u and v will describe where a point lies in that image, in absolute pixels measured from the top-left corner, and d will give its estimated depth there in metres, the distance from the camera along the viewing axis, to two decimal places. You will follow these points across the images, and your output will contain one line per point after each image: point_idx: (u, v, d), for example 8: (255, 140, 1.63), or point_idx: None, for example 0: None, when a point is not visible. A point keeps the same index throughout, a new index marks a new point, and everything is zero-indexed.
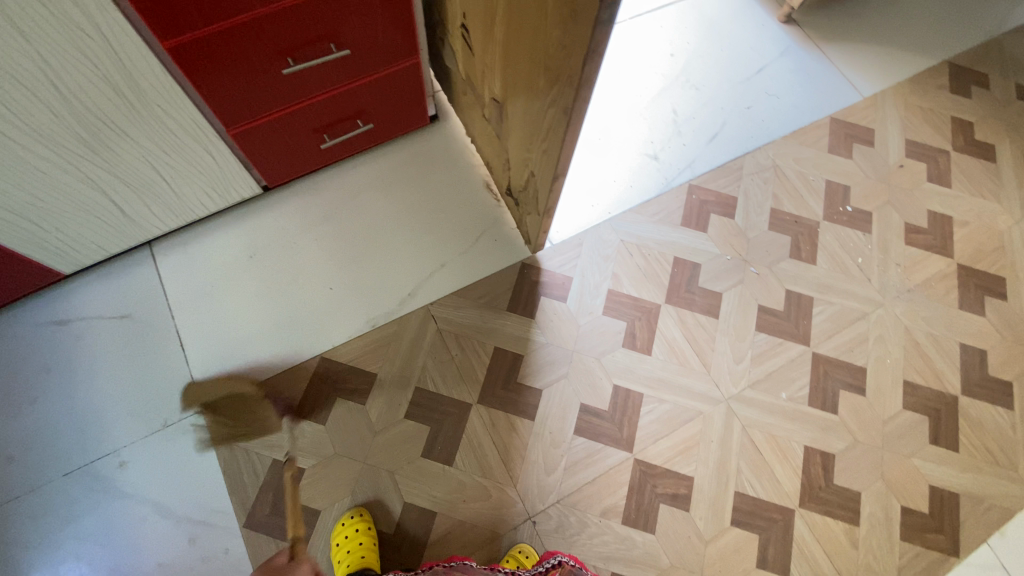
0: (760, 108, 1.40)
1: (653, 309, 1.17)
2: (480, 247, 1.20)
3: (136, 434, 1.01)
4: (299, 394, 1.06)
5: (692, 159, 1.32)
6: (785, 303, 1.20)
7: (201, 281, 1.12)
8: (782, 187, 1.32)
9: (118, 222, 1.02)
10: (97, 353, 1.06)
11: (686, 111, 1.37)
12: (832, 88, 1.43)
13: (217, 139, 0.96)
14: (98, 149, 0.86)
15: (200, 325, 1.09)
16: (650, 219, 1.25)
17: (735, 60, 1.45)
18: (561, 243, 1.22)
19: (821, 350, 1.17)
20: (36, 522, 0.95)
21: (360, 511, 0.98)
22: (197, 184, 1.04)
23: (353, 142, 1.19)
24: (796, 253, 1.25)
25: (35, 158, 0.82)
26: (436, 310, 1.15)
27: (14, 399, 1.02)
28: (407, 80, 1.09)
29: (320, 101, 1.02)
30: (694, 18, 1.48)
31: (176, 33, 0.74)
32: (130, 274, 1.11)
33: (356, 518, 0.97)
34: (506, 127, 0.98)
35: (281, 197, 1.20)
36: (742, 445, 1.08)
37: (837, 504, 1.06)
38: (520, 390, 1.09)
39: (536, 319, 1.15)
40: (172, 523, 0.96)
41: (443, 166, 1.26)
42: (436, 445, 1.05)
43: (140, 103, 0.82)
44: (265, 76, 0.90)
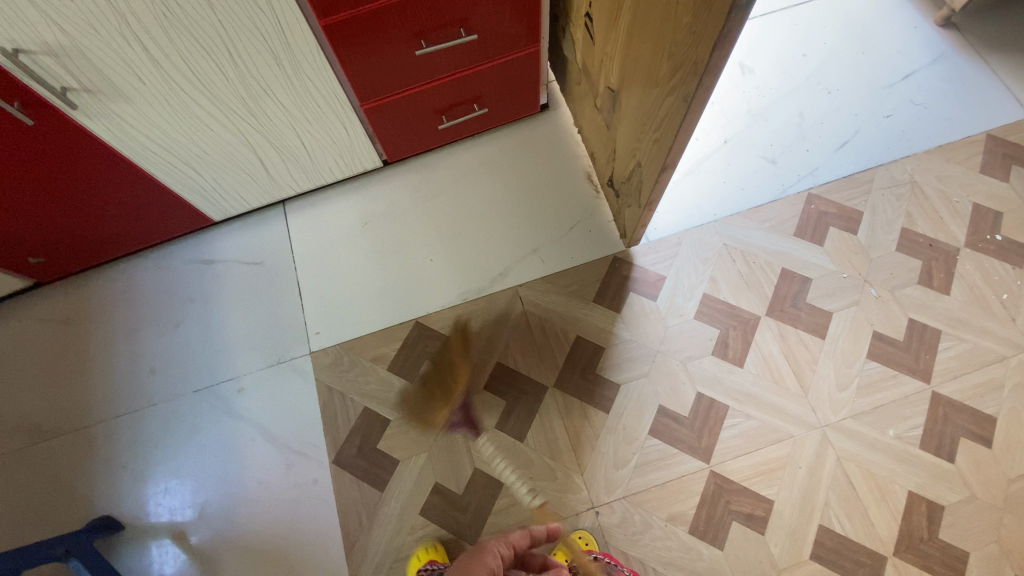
0: (901, 117, 1.27)
1: (751, 320, 1.11)
2: (575, 236, 1.22)
3: (254, 365, 1.15)
4: (393, 352, 1.15)
5: (815, 166, 1.23)
6: (905, 332, 1.09)
7: (321, 241, 1.25)
8: (917, 205, 1.19)
9: (261, 180, 1.16)
10: (231, 291, 1.22)
11: (814, 115, 1.28)
12: (992, 101, 1.26)
13: (351, 110, 1.06)
14: (254, 112, 0.98)
15: (315, 279, 1.22)
16: (759, 226, 1.19)
17: (878, 64, 1.32)
18: (659, 241, 1.19)
19: (942, 391, 1.05)
20: (169, 426, 1.12)
21: (431, 545, 0.99)
22: (328, 151, 1.16)
23: (467, 124, 1.25)
24: (926, 280, 1.13)
25: (206, 116, 0.95)
26: (524, 292, 1.18)
27: (164, 321, 1.21)
28: (525, 66, 1.13)
29: (443, 83, 1.09)
30: (835, 17, 1.38)
31: (331, 12, 0.83)
32: (265, 227, 1.26)
33: (426, 552, 0.98)
34: (617, 116, 0.98)
35: (396, 171, 1.29)
36: (834, 477, 1.00)
37: (938, 560, 0.95)
38: (598, 381, 1.10)
39: (623, 313, 1.14)
40: (274, 448, 1.08)
41: (549, 154, 1.29)
42: (510, 420, 1.08)
43: (294, 72, 0.93)
44: (400, 57, 0.98)
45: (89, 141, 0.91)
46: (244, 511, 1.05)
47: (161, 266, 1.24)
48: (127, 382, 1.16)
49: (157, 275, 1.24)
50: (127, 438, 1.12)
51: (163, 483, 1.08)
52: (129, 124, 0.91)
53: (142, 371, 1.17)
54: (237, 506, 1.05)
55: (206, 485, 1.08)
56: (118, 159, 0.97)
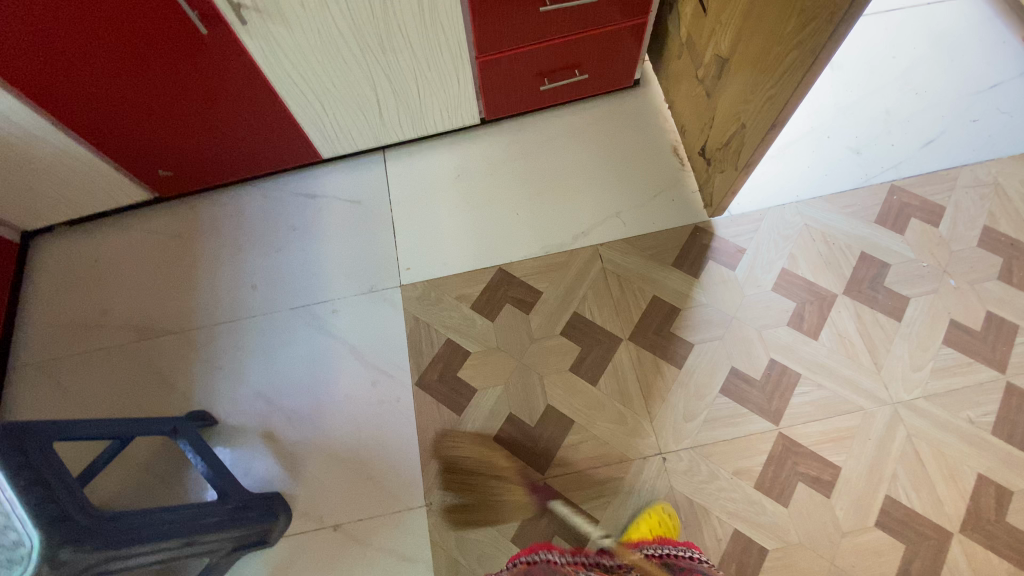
0: (989, 122, 1.29)
1: (827, 297, 1.14)
2: (658, 204, 1.27)
3: (347, 291, 1.23)
4: (477, 292, 1.21)
5: (899, 160, 1.26)
6: (983, 323, 1.10)
7: (417, 186, 1.33)
8: (1001, 206, 1.21)
9: (373, 122, 1.25)
10: (331, 224, 1.30)
11: (901, 114, 1.31)
12: None
13: (468, 60, 1.15)
14: (386, 53, 1.08)
15: (409, 220, 1.30)
16: (841, 211, 1.22)
17: (967, 71, 1.35)
18: (740, 216, 1.24)
19: (1018, 382, 1.06)
20: (265, 337, 1.21)
21: None
22: (438, 100, 1.24)
23: (564, 91, 1.32)
24: (1005, 276, 1.14)
25: (345, 50, 1.05)
26: (604, 251, 1.24)
27: (267, 244, 1.30)
28: (629, 37, 1.20)
29: (555, 44, 1.16)
30: (927, 25, 1.41)
31: None
32: (366, 169, 1.35)
33: None
34: (722, 84, 1.04)
35: (491, 130, 1.38)
36: (903, 452, 1.02)
37: (1005, 542, 0.96)
38: (672, 338, 1.14)
39: (700, 279, 1.19)
40: (361, 367, 1.16)
41: (638, 127, 1.35)
42: (584, 365, 1.13)
43: (430, 15, 1.02)
44: (524, 13, 1.06)
45: (243, 61, 1.02)
46: (330, 421, 1.12)
47: (268, 195, 1.34)
48: (229, 295, 1.25)
49: (264, 203, 1.34)
50: (226, 344, 1.21)
51: (256, 388, 1.16)
52: (281, 49, 1.01)
53: (243, 286, 1.26)
54: (324, 415, 1.13)
55: (296, 394, 1.15)
56: (261, 81, 1.07)
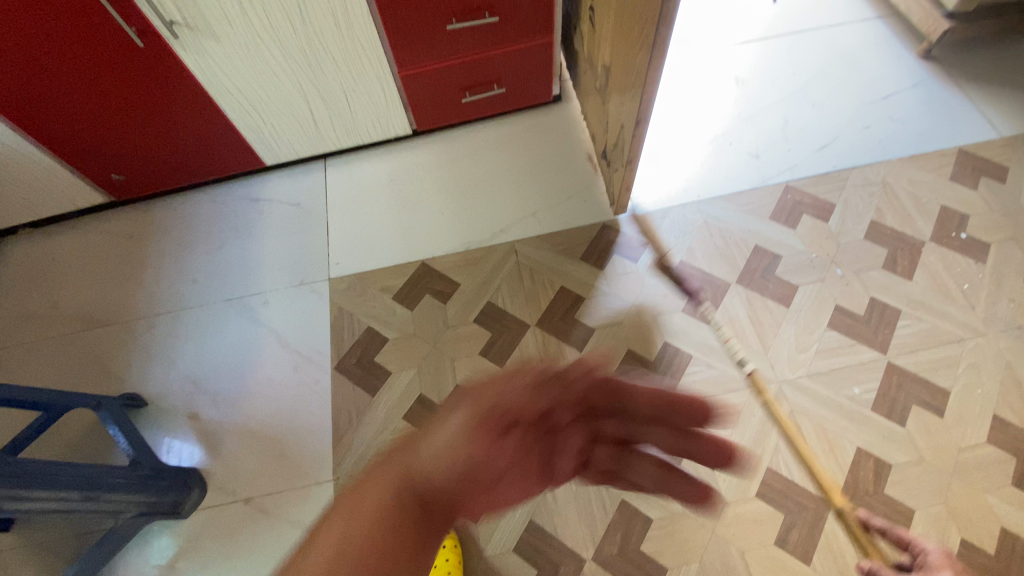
0: (879, 129, 1.40)
1: (721, 285, 1.23)
2: (571, 204, 1.37)
3: (279, 284, 1.32)
4: (399, 284, 1.30)
5: (794, 163, 1.36)
6: (866, 308, 1.17)
7: (352, 191, 1.44)
8: (888, 203, 1.30)
9: (309, 130, 1.37)
10: (269, 224, 1.41)
11: (798, 122, 1.42)
12: (965, 122, 1.39)
13: (390, 74, 1.28)
14: (312, 65, 1.20)
15: (342, 220, 1.40)
16: (738, 209, 1.32)
17: (862, 84, 1.47)
18: (644, 213, 1.33)
19: (898, 362, 1.12)
20: (199, 327, 1.29)
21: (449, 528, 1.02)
22: (368, 111, 1.37)
23: (488, 104, 1.45)
24: (890, 265, 1.22)
25: (274, 63, 1.17)
26: (520, 246, 1.33)
27: (209, 243, 1.40)
28: (539, 55, 1.33)
29: (469, 60, 1.29)
30: (827, 45, 1.54)
31: None
32: (306, 176, 1.47)
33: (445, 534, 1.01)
34: (609, 91, 1.15)
35: (423, 140, 1.49)
36: (785, 427, 1.07)
37: (882, 513, 0.99)
38: (576, 324, 1.21)
39: (605, 270, 1.27)
40: (285, 352, 1.24)
41: (556, 137, 1.47)
42: (493, 349, 1.20)
43: (348, 32, 1.15)
44: (434, 31, 1.19)
45: (180, 72, 1.14)
46: (251, 402, 1.19)
47: (215, 199, 1.46)
48: (172, 289, 1.35)
49: (211, 206, 1.45)
50: (162, 333, 1.29)
51: (186, 372, 1.24)
52: (214, 63, 1.13)
53: (185, 281, 1.36)
54: (246, 397, 1.20)
55: (223, 378, 1.23)
56: (200, 91, 1.20)
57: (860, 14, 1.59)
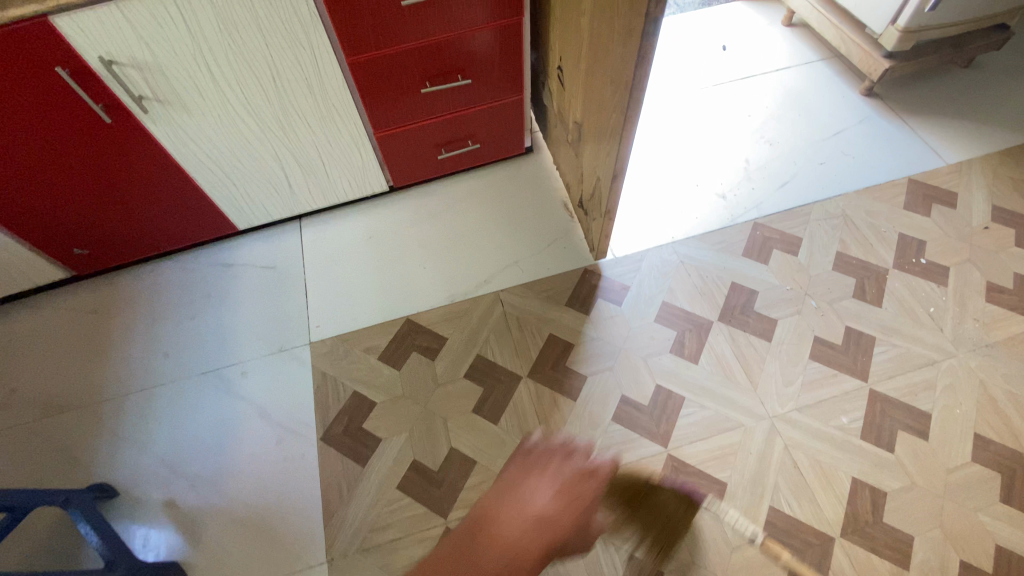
0: (834, 164, 1.49)
1: (704, 324, 1.26)
2: (552, 251, 1.39)
3: (257, 353, 1.28)
4: (384, 343, 1.26)
5: (760, 201, 1.43)
6: (843, 337, 1.22)
7: (329, 251, 1.42)
8: (850, 234, 1.37)
9: (283, 193, 1.36)
10: (245, 290, 1.37)
11: (759, 161, 1.50)
12: (911, 154, 1.49)
13: (365, 136, 1.29)
14: (286, 130, 1.20)
15: (321, 281, 1.37)
16: (712, 248, 1.37)
17: (813, 123, 1.57)
18: (623, 257, 1.37)
19: (880, 388, 1.16)
20: (174, 404, 1.23)
21: None
22: (343, 172, 1.37)
23: (463, 158, 1.47)
24: (859, 294, 1.28)
25: (247, 131, 1.17)
26: (505, 296, 1.32)
27: (181, 314, 1.35)
28: (510, 111, 1.37)
29: (443, 119, 1.32)
30: (777, 88, 1.65)
31: (358, 52, 1.08)
32: (281, 238, 1.44)
33: None
34: (583, 144, 1.20)
35: (400, 196, 1.50)
36: (782, 463, 1.08)
37: (884, 543, 1.00)
38: (567, 373, 1.21)
39: (592, 316, 1.29)
40: (267, 425, 1.18)
41: (531, 186, 1.50)
42: (485, 405, 1.17)
43: (322, 99, 1.16)
44: (408, 94, 1.22)
45: (149, 145, 1.12)
46: (233, 481, 1.13)
47: (185, 268, 1.41)
48: (142, 365, 1.28)
49: (181, 275, 1.40)
50: (133, 414, 1.22)
51: (160, 455, 1.17)
52: (187, 134, 1.12)
53: (156, 356, 1.29)
54: (228, 477, 1.13)
55: (201, 458, 1.16)
56: (170, 162, 1.17)
57: (804, 58, 1.71)
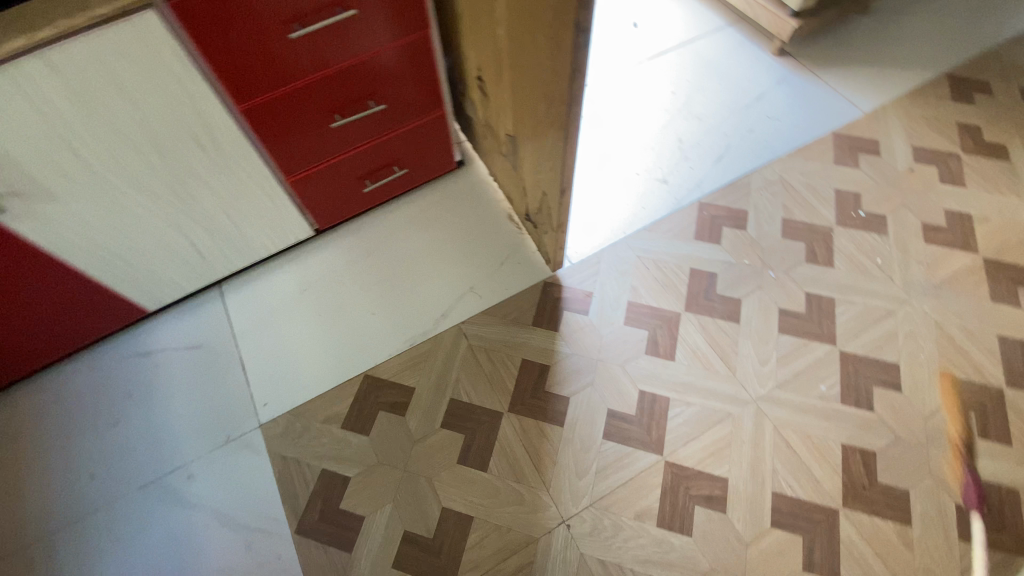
0: (762, 129, 1.49)
1: (672, 317, 1.24)
2: (506, 270, 1.31)
3: (202, 449, 1.13)
4: (345, 408, 1.14)
5: (700, 180, 1.42)
6: (805, 305, 1.23)
7: (261, 315, 1.27)
8: (791, 198, 1.38)
9: (194, 262, 1.19)
10: (172, 379, 1.20)
11: (691, 139, 1.49)
12: (830, 107, 1.52)
13: (277, 185, 1.14)
14: (182, 196, 1.04)
15: (259, 350, 1.23)
16: (664, 236, 1.35)
17: (735, 90, 1.57)
18: (580, 262, 1.32)
19: (849, 349, 1.18)
20: (113, 531, 1.06)
21: None
22: (260, 227, 1.22)
23: (391, 186, 1.35)
24: (811, 257, 1.29)
25: (136, 206, 1.00)
26: (467, 328, 1.23)
27: (100, 422, 1.16)
28: (433, 128, 1.27)
29: (362, 150, 1.20)
30: (694, 60, 1.63)
31: (249, 96, 0.94)
32: (202, 311, 1.28)
33: None
34: (520, 157, 1.12)
35: (329, 238, 1.36)
36: (775, 445, 1.08)
37: (884, 504, 1.03)
38: (548, 398, 1.15)
39: (561, 331, 1.23)
40: (231, 530, 1.05)
41: (470, 202, 1.41)
42: (470, 452, 1.09)
43: (218, 155, 1.01)
44: (317, 131, 1.09)
45: (15, 247, 0.93)
46: None
47: (94, 367, 1.22)
48: (63, 493, 1.10)
49: (91, 376, 1.21)
50: (64, 554, 1.04)
51: None
52: (60, 225, 0.94)
53: (79, 478, 1.11)
54: None
55: None
56: (47, 259, 0.98)
57: (713, 25, 1.70)
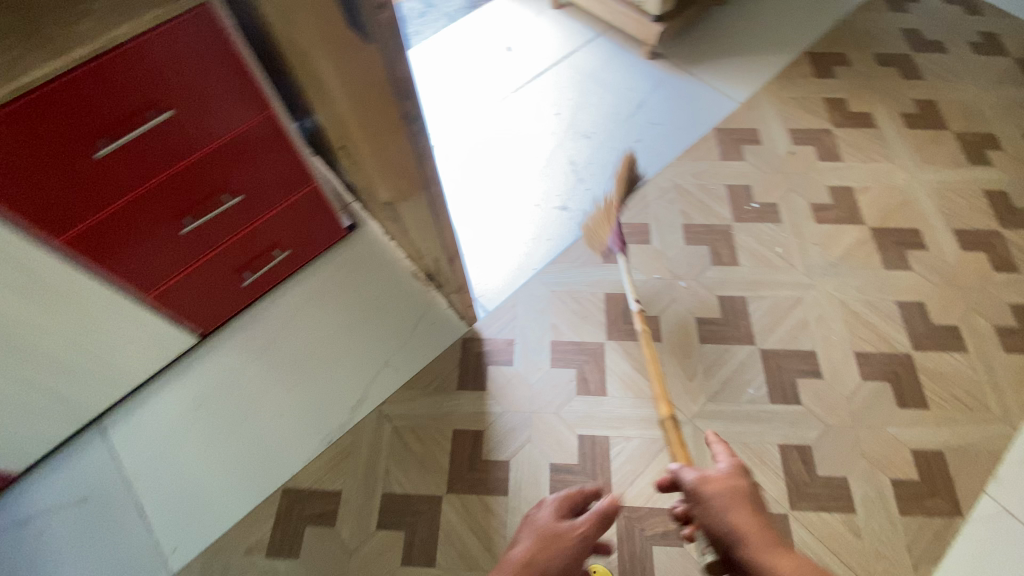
0: (649, 137, 1.50)
1: (597, 349, 1.21)
2: (419, 334, 1.23)
3: None
4: (267, 533, 1.04)
5: (599, 200, 1.40)
6: (720, 309, 1.24)
7: (154, 444, 1.13)
8: (687, 202, 1.39)
9: (58, 408, 1.04)
10: (58, 546, 1.04)
11: (583, 159, 1.47)
12: (708, 103, 1.55)
13: (136, 306, 1.01)
14: (18, 348, 0.89)
15: (156, 486, 1.09)
16: (575, 265, 1.32)
17: (616, 101, 1.57)
18: (495, 310, 1.27)
19: (767, 346, 1.19)
20: None
21: None
22: (130, 352, 1.07)
23: (276, 270, 1.24)
24: (717, 259, 1.30)
25: None
26: (388, 409, 1.15)
27: None
28: (309, 203, 1.16)
29: (230, 244, 1.08)
30: (572, 76, 1.62)
31: (67, 227, 0.81)
32: (83, 455, 1.12)
33: None
34: (404, 223, 1.05)
35: (219, 339, 1.23)
36: (717, 461, 1.08)
37: (827, 497, 1.04)
38: (487, 467, 1.08)
39: (489, 389, 1.17)
40: None
41: (368, 269, 1.31)
42: (414, 548, 1.01)
43: (49, 296, 0.87)
44: (168, 239, 0.96)
45: None
46: None
47: None
48: None
49: None
50: None
51: None
52: None
53: None
54: None
55: None
56: None
57: (584, 37, 1.70)
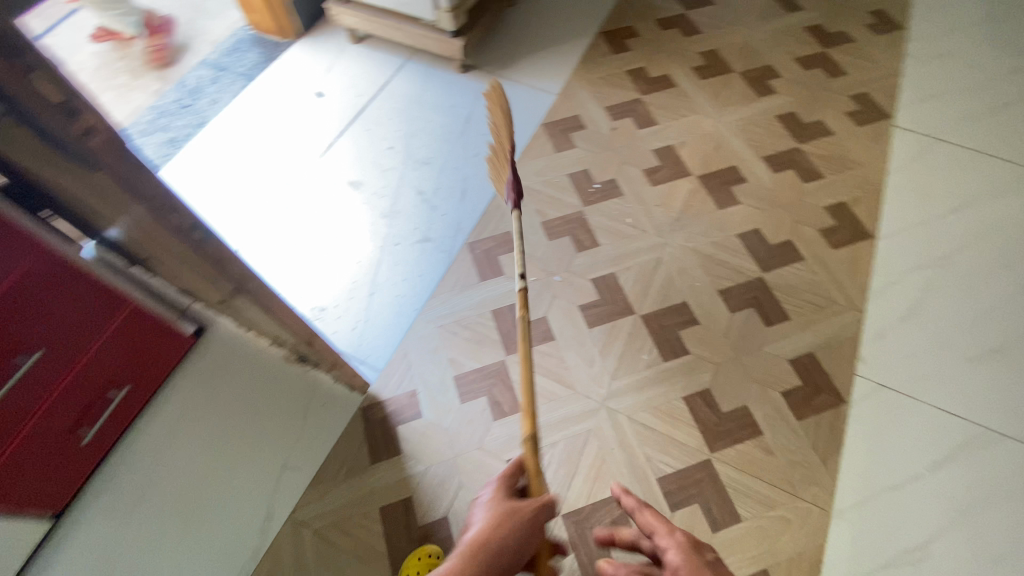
0: (485, 147, 1.52)
1: (500, 369, 1.20)
2: (312, 422, 1.06)
3: None
4: None
5: (457, 222, 1.39)
6: (597, 291, 1.29)
7: None
8: (538, 200, 1.43)
9: None
10: None
11: (430, 186, 1.45)
12: (529, 101, 1.61)
13: None
14: None
15: None
16: (454, 293, 1.29)
17: (444, 121, 1.57)
18: (388, 366, 1.21)
19: (647, 311, 1.26)
20: None
21: None
22: None
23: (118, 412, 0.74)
24: (580, 245, 1.35)
25: None
26: (302, 515, 1.06)
27: None
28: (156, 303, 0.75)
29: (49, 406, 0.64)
30: (394, 107, 1.60)
31: None
32: None
33: None
34: None
35: None
36: (638, 435, 1.12)
37: (737, 429, 1.13)
38: (427, 531, 1.04)
39: (405, 450, 1.11)
40: None
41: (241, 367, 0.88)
42: None
43: None
44: None
45: None
46: None
47: None
48: None
49: None
50: None
51: None
52: None
53: None
54: None
55: None
56: None
57: (394, 66, 1.68)
